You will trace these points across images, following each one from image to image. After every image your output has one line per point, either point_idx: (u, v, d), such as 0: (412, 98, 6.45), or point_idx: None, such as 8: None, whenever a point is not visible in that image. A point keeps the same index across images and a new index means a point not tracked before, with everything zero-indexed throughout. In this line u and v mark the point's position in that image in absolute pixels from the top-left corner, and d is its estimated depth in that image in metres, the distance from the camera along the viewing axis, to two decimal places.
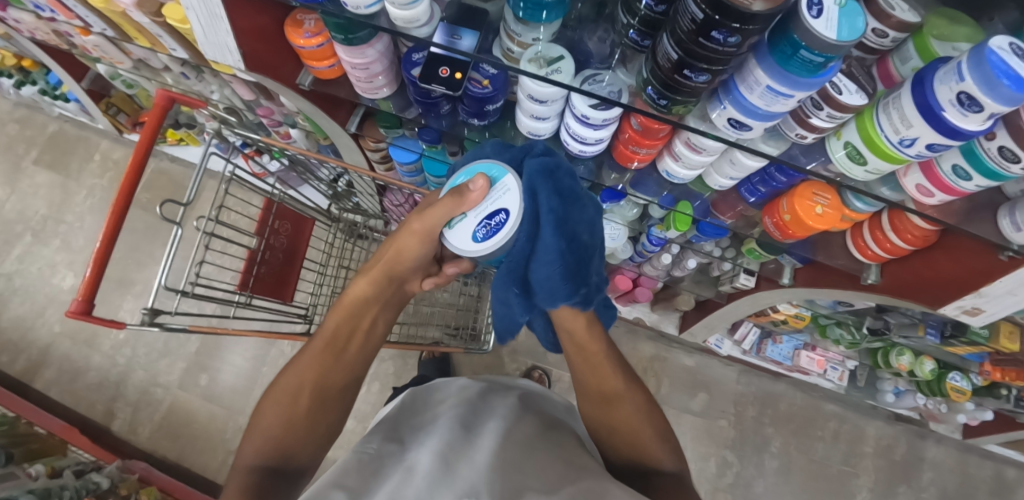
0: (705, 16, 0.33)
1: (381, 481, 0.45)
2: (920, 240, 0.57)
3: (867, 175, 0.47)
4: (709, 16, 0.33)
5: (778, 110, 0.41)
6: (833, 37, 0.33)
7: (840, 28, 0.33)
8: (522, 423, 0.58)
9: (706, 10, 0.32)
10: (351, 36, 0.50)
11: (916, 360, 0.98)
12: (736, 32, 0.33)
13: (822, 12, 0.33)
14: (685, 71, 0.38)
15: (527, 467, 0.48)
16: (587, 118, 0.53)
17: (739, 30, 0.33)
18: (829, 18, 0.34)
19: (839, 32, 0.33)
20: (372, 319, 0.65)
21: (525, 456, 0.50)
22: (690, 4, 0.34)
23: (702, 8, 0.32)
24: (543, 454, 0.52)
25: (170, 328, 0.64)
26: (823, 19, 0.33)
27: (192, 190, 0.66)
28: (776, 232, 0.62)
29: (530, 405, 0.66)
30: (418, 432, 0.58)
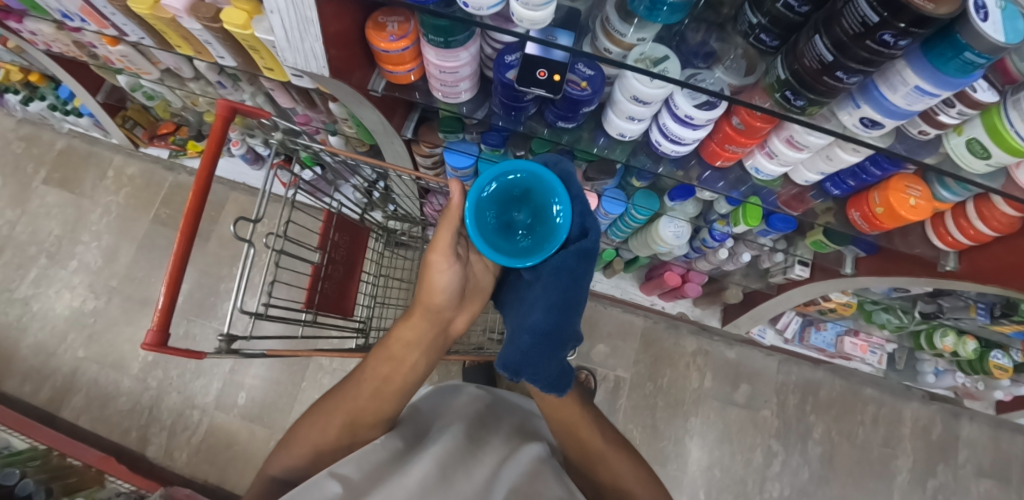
0: (880, 19, 0.33)
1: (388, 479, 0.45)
2: (1007, 228, 0.56)
3: (988, 168, 0.47)
4: (885, 19, 0.32)
5: (917, 110, 0.41)
6: (1000, 40, 0.33)
7: (1008, 30, 0.33)
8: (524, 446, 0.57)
9: (884, 14, 0.32)
10: (451, 39, 0.49)
11: (959, 340, 0.97)
12: (908, 35, 0.33)
13: (989, 16, 0.33)
14: (837, 73, 0.38)
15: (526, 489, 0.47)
16: (691, 118, 0.52)
17: (912, 34, 0.33)
18: (997, 21, 0.33)
19: (1008, 35, 0.33)
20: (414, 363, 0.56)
21: (526, 476, 0.50)
22: (861, 6, 0.33)
23: (879, 11, 0.32)
24: (546, 476, 0.51)
25: (247, 353, 0.61)
26: (991, 22, 0.33)
27: (259, 206, 0.62)
28: (864, 224, 0.62)
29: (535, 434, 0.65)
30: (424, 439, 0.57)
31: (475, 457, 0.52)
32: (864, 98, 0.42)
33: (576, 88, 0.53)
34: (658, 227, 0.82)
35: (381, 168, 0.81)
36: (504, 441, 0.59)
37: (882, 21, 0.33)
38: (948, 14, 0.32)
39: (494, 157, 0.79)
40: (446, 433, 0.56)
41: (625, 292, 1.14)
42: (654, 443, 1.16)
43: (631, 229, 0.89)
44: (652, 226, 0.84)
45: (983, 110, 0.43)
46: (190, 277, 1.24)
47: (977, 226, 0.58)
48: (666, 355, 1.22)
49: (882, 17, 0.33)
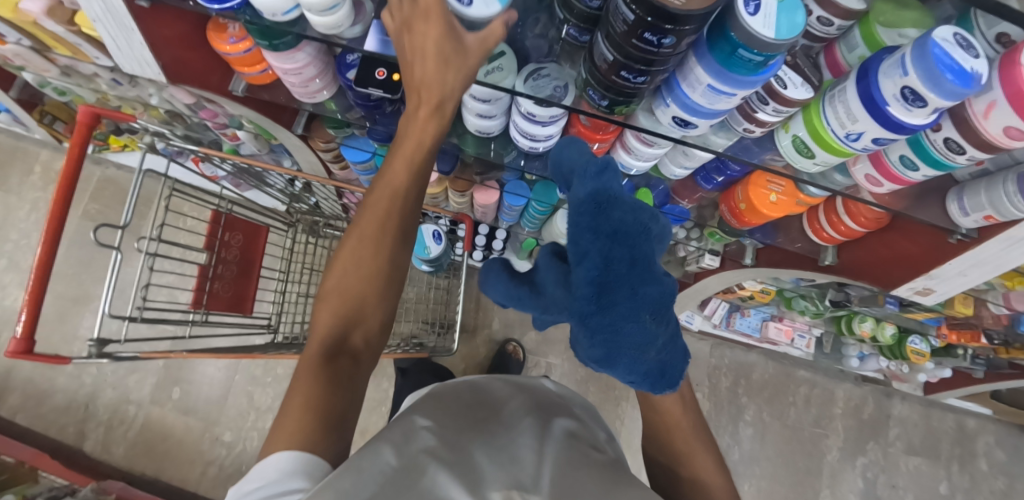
0: (637, 18, 0.31)
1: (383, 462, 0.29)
2: (874, 224, 0.56)
3: (816, 168, 0.47)
4: (641, 18, 0.31)
5: (721, 109, 0.40)
6: (770, 34, 0.32)
7: (778, 26, 0.32)
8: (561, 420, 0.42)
9: (638, 12, 0.30)
10: (277, 42, 0.47)
11: (877, 326, 0.98)
12: (669, 34, 0.31)
13: (758, 8, 0.32)
14: (622, 73, 0.37)
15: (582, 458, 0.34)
16: (533, 115, 0.51)
17: (671, 32, 0.31)
18: (767, 14, 0.33)
19: (779, 30, 0.32)
20: (384, 256, 0.43)
21: (566, 461, 0.33)
22: (621, 5, 0.31)
23: (635, 10, 0.30)
24: (586, 463, 0.34)
25: (120, 357, 0.62)
26: (761, 15, 0.32)
27: (127, 212, 0.61)
28: (733, 219, 0.62)
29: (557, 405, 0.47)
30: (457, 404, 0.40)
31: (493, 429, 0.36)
32: (671, 96, 0.41)
33: None
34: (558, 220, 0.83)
35: (280, 169, 0.81)
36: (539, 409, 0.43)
37: (641, 20, 0.31)
38: (699, 10, 0.29)
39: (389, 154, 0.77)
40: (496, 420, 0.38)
41: None
42: None
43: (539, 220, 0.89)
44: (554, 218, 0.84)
45: (800, 106, 0.42)
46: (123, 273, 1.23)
47: (846, 222, 0.58)
48: None
49: (637, 15, 0.31)
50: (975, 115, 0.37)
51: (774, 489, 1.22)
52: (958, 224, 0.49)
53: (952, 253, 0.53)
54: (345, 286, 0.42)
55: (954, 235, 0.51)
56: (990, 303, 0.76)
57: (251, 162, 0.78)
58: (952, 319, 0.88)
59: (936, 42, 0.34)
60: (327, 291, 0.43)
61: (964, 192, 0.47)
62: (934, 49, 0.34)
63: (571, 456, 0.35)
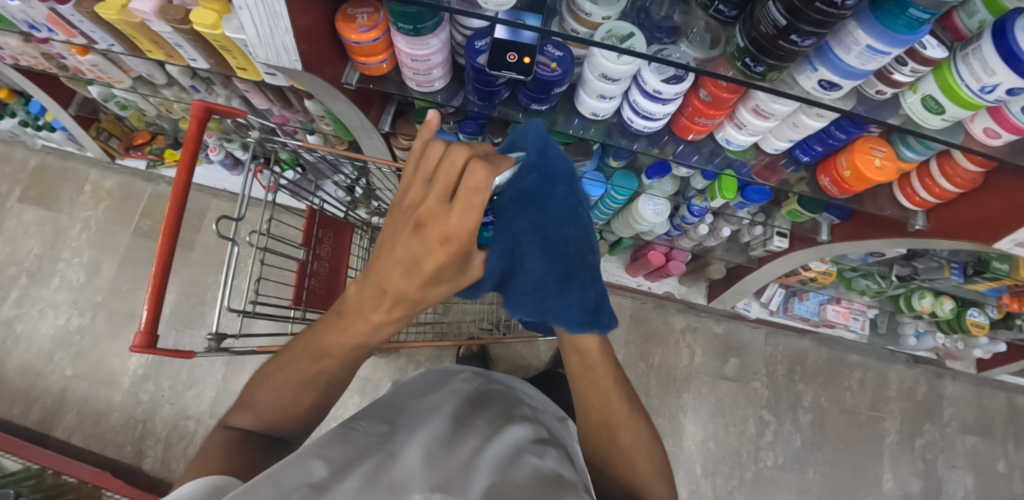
0: None
1: (365, 458, 0.40)
2: (969, 183, 0.58)
3: (943, 123, 0.50)
4: None
5: (870, 70, 0.43)
6: None
7: None
8: (508, 427, 0.54)
9: None
10: (420, 26, 0.49)
11: (937, 301, 1.00)
12: None
13: None
14: (792, 37, 0.40)
15: (507, 467, 0.43)
16: (659, 93, 0.54)
17: None
18: None
19: None
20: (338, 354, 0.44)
21: (501, 465, 0.43)
22: None
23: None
24: (523, 466, 0.44)
25: (237, 352, 0.62)
26: None
27: (241, 206, 0.62)
28: (833, 188, 0.64)
29: (517, 417, 0.59)
30: (409, 419, 0.53)
31: (460, 440, 0.47)
32: (820, 61, 0.44)
33: (547, 69, 0.54)
34: (638, 206, 0.83)
35: (359, 162, 0.82)
36: (489, 422, 0.55)
37: None
38: None
39: None
40: (433, 419, 0.52)
41: (612, 275, 1.15)
42: (650, 421, 1.20)
43: (612, 211, 0.91)
44: (632, 206, 0.86)
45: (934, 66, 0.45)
46: (176, 287, 1.22)
47: (942, 184, 0.60)
48: (656, 333, 1.25)
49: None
50: None
51: (837, 475, 1.22)
52: None
53: None
54: (277, 389, 0.45)
55: None
56: None
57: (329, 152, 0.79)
58: (1016, 287, 0.90)
59: None
60: (261, 387, 0.46)
61: None
62: None
63: (501, 460, 0.44)
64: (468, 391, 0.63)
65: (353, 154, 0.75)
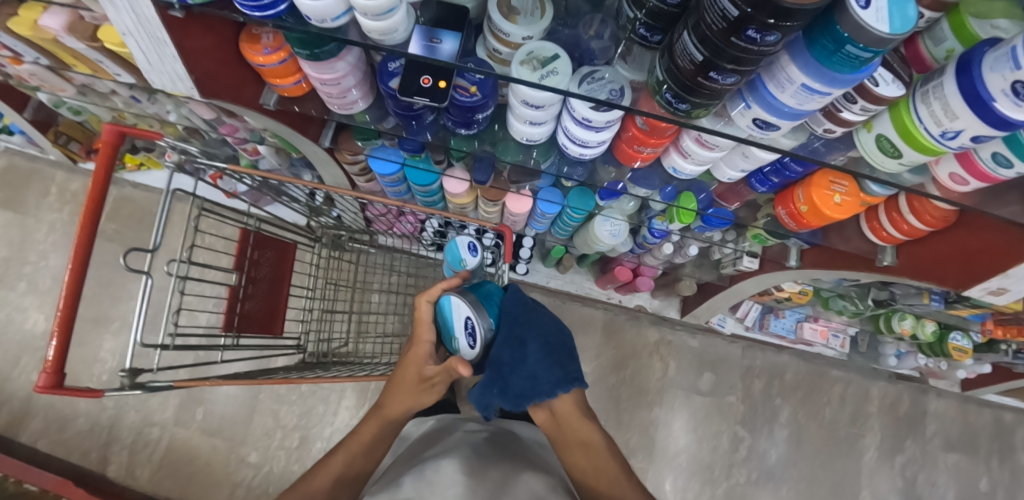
0: (739, 13, 0.29)
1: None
2: (940, 222, 0.53)
3: (901, 166, 0.45)
4: (743, 12, 0.29)
5: (809, 109, 0.38)
6: (883, 31, 0.29)
7: (893, 19, 0.29)
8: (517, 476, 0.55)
9: (739, 6, 0.28)
10: (318, 51, 0.44)
11: (918, 323, 0.95)
12: (773, 30, 0.29)
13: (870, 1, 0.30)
14: (711, 73, 0.35)
15: None
16: (589, 121, 0.49)
17: (777, 28, 0.29)
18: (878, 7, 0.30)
19: (893, 25, 0.29)
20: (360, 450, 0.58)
21: None
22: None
23: (738, 4, 0.28)
24: None
25: (154, 387, 0.59)
26: (873, 9, 0.30)
27: (157, 235, 0.59)
28: (791, 222, 0.59)
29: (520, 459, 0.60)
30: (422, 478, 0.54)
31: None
32: (753, 97, 0.39)
33: (465, 93, 0.49)
34: (594, 227, 0.80)
35: (304, 184, 0.78)
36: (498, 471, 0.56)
37: (743, 15, 0.29)
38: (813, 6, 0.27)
39: (418, 164, 0.75)
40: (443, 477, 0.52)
41: (582, 288, 1.12)
42: (620, 435, 1.17)
43: (572, 227, 0.86)
44: (590, 225, 0.82)
45: (889, 104, 0.39)
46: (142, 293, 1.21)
47: (910, 220, 0.55)
48: (630, 346, 1.21)
49: (742, 11, 0.29)
50: None
51: (813, 492, 1.19)
52: None
53: None
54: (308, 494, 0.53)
55: None
56: None
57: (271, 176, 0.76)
58: (999, 314, 0.85)
59: None
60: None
61: None
62: None
63: None
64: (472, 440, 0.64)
65: (301, 182, 0.74)
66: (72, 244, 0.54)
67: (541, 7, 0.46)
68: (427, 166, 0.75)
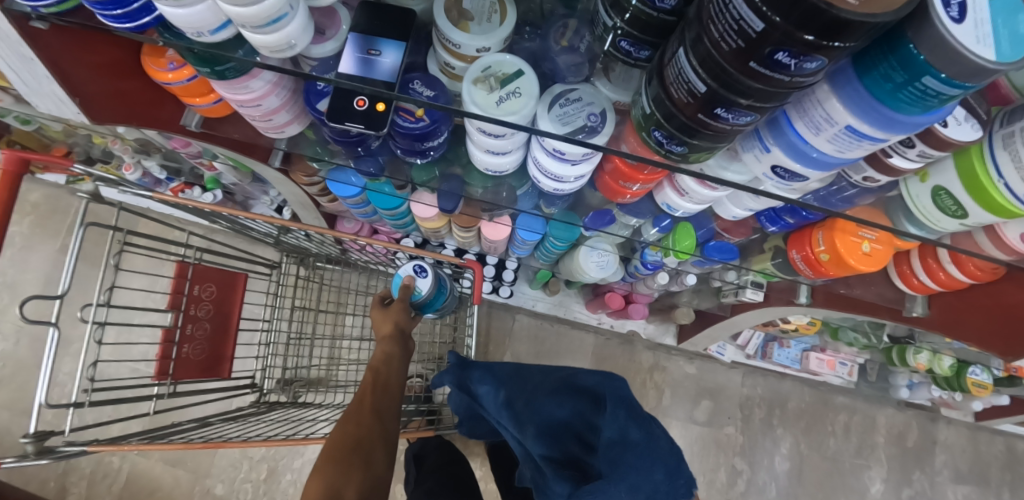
0: (763, 27, 0.19)
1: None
2: (986, 274, 0.45)
3: (960, 226, 0.36)
4: (768, 25, 0.19)
5: (851, 156, 0.28)
6: (989, 57, 0.19)
7: (1001, 41, 0.19)
8: None
9: (765, 14, 0.18)
10: (220, 68, 0.36)
11: (935, 358, 0.87)
12: (814, 53, 0.19)
13: (965, 12, 0.20)
14: (715, 110, 0.25)
15: None
16: (561, 153, 0.40)
17: (822, 51, 0.19)
18: (980, 20, 0.20)
19: (1000, 49, 0.19)
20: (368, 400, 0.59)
21: None
22: (734, 2, 0.19)
23: (763, 12, 0.18)
24: None
25: (65, 453, 0.51)
26: (971, 22, 0.19)
27: (66, 279, 0.50)
28: (806, 269, 0.50)
29: None
30: None
31: None
32: (773, 137, 0.29)
33: (410, 118, 0.41)
34: (579, 258, 0.73)
35: (260, 216, 0.71)
36: None
37: (768, 30, 0.19)
38: (885, 15, 0.17)
39: (380, 188, 0.67)
40: None
41: (570, 312, 1.04)
42: None
43: (555, 254, 0.78)
44: (573, 254, 0.74)
45: (956, 150, 0.29)
46: None
47: (948, 270, 0.46)
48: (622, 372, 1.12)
49: (769, 22, 0.19)
50: None
51: None
52: None
53: None
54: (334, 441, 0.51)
55: None
56: None
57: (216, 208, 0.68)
58: None
59: None
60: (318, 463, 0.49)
61: None
62: None
63: None
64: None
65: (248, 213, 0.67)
66: None
67: (501, 11, 0.37)
68: (390, 191, 0.67)
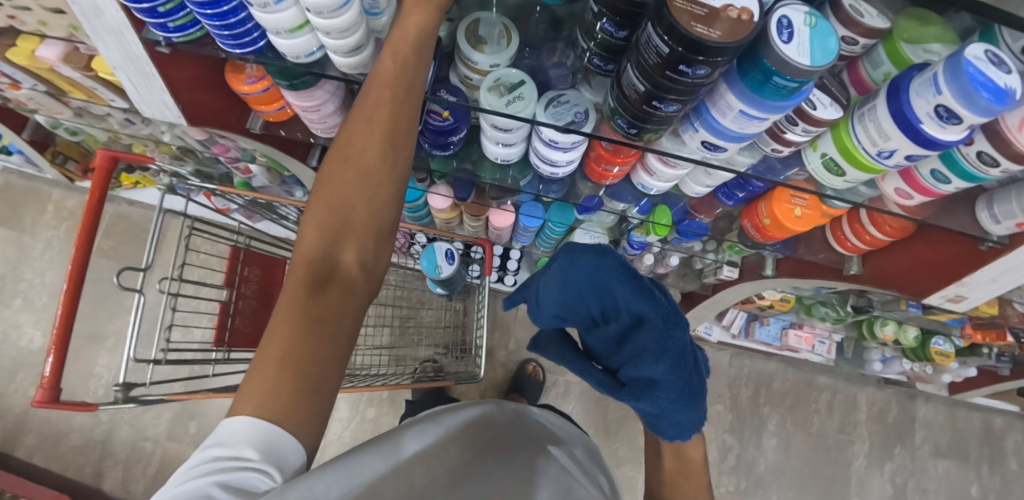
0: (671, 50, 0.31)
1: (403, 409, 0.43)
2: (899, 233, 0.56)
3: (845, 183, 0.47)
4: (674, 50, 0.31)
5: (751, 134, 0.40)
6: (805, 62, 0.33)
7: (813, 52, 0.33)
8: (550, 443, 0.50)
9: (671, 44, 0.31)
10: (295, 81, 0.47)
11: (900, 329, 0.97)
12: (703, 66, 0.32)
13: (792, 36, 0.33)
14: (654, 102, 0.37)
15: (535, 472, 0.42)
16: (555, 141, 0.51)
17: (707, 64, 0.32)
18: (801, 41, 0.33)
19: (813, 56, 0.33)
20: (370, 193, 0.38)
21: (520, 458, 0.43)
22: (653, 36, 0.32)
23: (669, 43, 0.31)
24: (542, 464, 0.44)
25: (146, 401, 0.61)
26: (794, 44, 0.33)
27: (149, 254, 0.61)
28: (756, 234, 0.61)
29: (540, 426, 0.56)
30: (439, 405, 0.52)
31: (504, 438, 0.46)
32: (700, 122, 0.41)
33: (439, 118, 0.52)
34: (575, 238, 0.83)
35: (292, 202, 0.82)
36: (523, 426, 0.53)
37: (675, 52, 0.31)
38: (737, 43, 0.30)
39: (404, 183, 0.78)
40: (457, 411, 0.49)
41: None
42: (610, 445, 1.19)
43: (555, 240, 0.89)
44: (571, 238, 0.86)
45: (829, 126, 0.42)
46: None
47: (871, 231, 0.58)
48: None
49: (674, 49, 0.31)
50: (1009, 128, 0.37)
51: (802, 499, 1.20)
52: (988, 231, 0.48)
53: (982, 259, 0.52)
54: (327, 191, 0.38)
55: (983, 242, 0.50)
56: (1016, 303, 0.74)
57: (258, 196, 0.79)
58: (977, 319, 0.87)
59: (970, 60, 0.33)
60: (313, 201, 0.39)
61: (994, 200, 0.46)
62: (969, 68, 0.33)
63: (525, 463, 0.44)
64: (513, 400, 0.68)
65: None
66: (68, 267, 0.57)
67: (507, 36, 0.48)
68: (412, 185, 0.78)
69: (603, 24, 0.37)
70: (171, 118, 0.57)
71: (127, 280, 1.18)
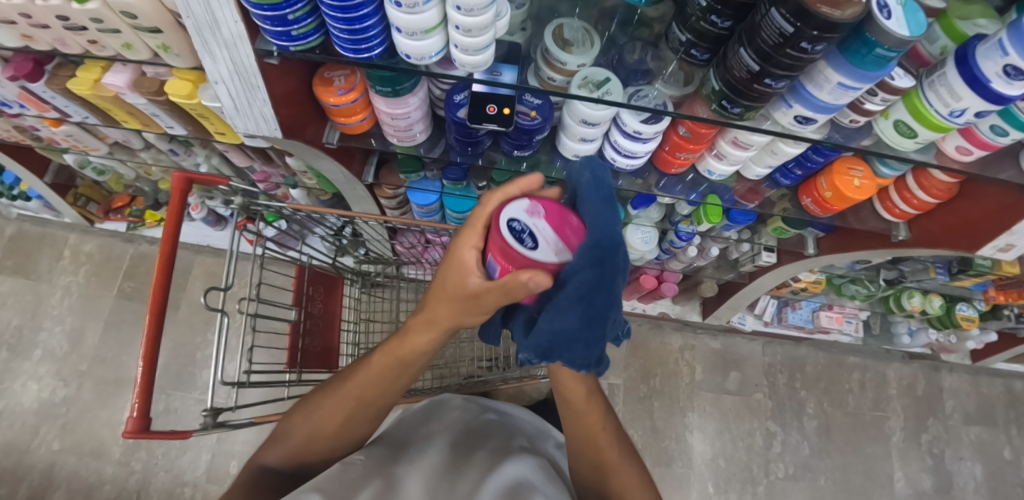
0: (794, 29, 0.35)
1: (363, 490, 0.47)
2: (945, 194, 0.61)
3: (917, 145, 0.52)
4: (797, 29, 0.34)
5: (843, 103, 0.44)
6: (905, 34, 0.36)
7: (910, 25, 0.36)
8: (510, 456, 0.58)
9: (794, 24, 0.34)
10: (398, 87, 0.50)
11: (926, 299, 1.02)
12: (822, 41, 0.35)
13: (891, 13, 0.37)
14: (766, 80, 0.40)
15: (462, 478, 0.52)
16: (640, 133, 0.55)
17: (825, 39, 0.35)
18: (898, 18, 0.37)
19: (910, 29, 0.36)
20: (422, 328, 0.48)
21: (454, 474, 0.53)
22: (775, 18, 0.35)
23: (792, 22, 0.34)
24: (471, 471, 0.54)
25: (234, 425, 0.59)
26: (894, 19, 0.37)
27: (229, 274, 0.62)
28: (817, 208, 0.66)
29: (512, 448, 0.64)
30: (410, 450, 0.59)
31: (460, 470, 0.54)
32: (794, 98, 0.46)
33: (527, 118, 0.55)
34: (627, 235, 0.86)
35: (333, 214, 0.78)
36: (491, 451, 0.60)
37: (797, 30, 0.34)
38: (857, 16, 0.34)
39: (458, 192, 0.80)
40: (432, 447, 0.58)
41: None
42: (658, 443, 1.19)
43: None
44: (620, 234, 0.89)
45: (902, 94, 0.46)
46: (164, 350, 1.19)
47: (919, 196, 0.62)
48: (655, 355, 1.26)
49: (797, 28, 0.34)
50: None
51: (848, 479, 1.21)
52: None
53: None
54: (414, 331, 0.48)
55: None
56: None
57: (301, 207, 0.76)
58: (1000, 280, 0.92)
59: None
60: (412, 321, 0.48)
61: None
62: None
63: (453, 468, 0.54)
64: (467, 421, 0.70)
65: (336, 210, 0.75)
66: (152, 285, 0.55)
67: (591, 39, 0.51)
68: (466, 193, 0.81)
69: (709, 16, 0.42)
70: (265, 133, 0.59)
71: (208, 300, 1.17)
